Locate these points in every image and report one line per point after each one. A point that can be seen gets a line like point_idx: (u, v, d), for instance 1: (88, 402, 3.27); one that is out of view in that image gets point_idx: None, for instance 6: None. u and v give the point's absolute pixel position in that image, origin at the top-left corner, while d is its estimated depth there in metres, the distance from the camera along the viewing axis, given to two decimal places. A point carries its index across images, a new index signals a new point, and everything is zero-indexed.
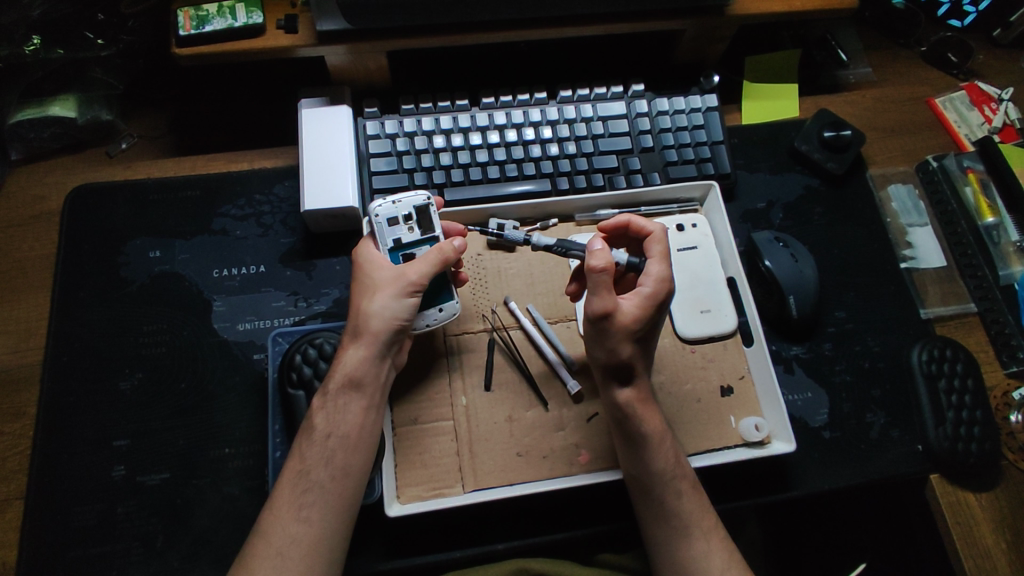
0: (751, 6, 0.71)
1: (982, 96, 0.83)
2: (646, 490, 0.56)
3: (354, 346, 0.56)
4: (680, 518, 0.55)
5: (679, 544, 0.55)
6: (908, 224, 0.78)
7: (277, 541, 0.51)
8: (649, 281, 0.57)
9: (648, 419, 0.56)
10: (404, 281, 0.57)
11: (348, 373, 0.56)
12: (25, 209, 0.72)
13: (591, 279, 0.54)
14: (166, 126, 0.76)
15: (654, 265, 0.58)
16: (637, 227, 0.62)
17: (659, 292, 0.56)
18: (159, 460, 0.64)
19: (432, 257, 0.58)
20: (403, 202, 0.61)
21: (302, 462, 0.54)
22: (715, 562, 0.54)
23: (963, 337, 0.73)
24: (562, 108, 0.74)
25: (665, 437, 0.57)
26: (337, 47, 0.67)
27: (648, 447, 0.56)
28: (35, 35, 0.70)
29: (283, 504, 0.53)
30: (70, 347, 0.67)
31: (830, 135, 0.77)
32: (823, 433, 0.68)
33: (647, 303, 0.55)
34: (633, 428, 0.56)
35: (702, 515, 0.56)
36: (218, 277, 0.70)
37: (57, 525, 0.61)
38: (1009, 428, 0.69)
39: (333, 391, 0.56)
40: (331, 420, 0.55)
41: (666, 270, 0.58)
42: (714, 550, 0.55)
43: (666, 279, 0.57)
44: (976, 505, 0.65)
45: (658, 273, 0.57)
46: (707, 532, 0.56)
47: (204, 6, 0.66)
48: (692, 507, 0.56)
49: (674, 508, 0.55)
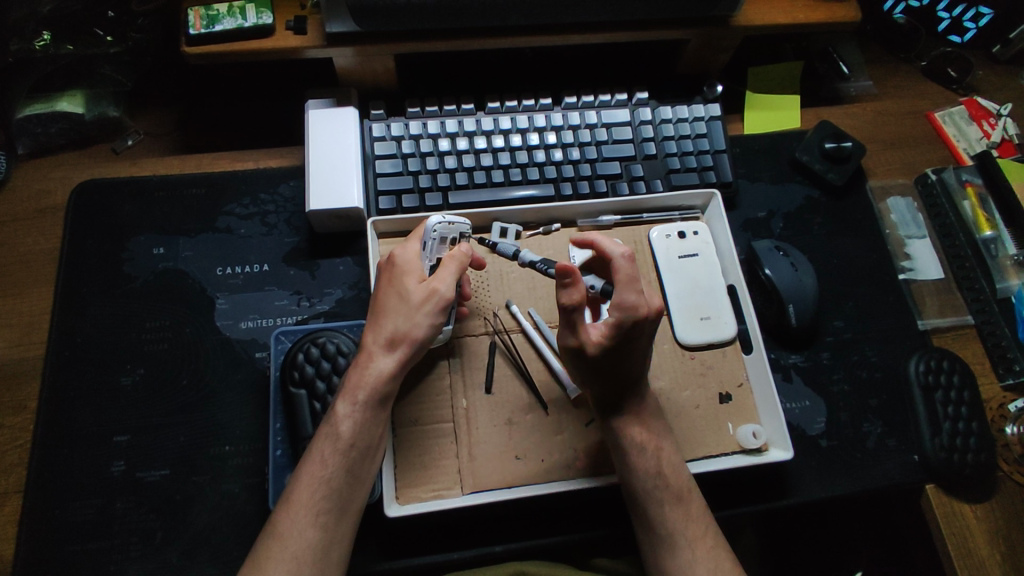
0: (754, 18, 0.72)
1: (980, 111, 0.84)
2: (635, 497, 0.57)
3: (383, 358, 0.56)
4: (666, 525, 0.56)
5: (664, 551, 0.56)
6: (907, 236, 0.79)
7: (293, 546, 0.51)
8: (612, 311, 0.53)
9: (630, 432, 0.58)
10: (437, 296, 0.57)
11: (378, 386, 0.55)
12: (31, 204, 0.72)
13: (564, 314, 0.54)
14: (173, 124, 0.76)
15: (623, 297, 0.53)
16: (600, 247, 0.58)
17: (625, 322, 0.53)
18: (159, 456, 0.64)
19: (454, 266, 0.58)
20: (456, 226, 0.62)
21: (324, 468, 0.53)
22: (700, 569, 0.54)
23: (960, 349, 0.74)
24: (566, 114, 0.74)
25: (660, 450, 0.58)
26: (346, 49, 0.68)
27: (635, 458, 0.57)
28: (45, 31, 0.70)
29: (301, 508, 0.52)
30: (74, 343, 0.67)
31: (831, 146, 0.78)
32: (820, 442, 0.69)
33: (615, 334, 0.54)
34: (620, 437, 0.58)
35: (688, 523, 0.56)
36: (222, 275, 0.70)
37: (55, 519, 0.61)
38: (1004, 439, 0.69)
39: (362, 402, 0.55)
40: (358, 431, 0.54)
41: (637, 297, 0.53)
42: (698, 558, 0.55)
43: (632, 306, 0.52)
44: (970, 516, 0.66)
45: (627, 306, 0.52)
46: (692, 540, 0.56)
47: (214, 5, 0.67)
48: (676, 515, 0.56)
49: (657, 515, 0.56)
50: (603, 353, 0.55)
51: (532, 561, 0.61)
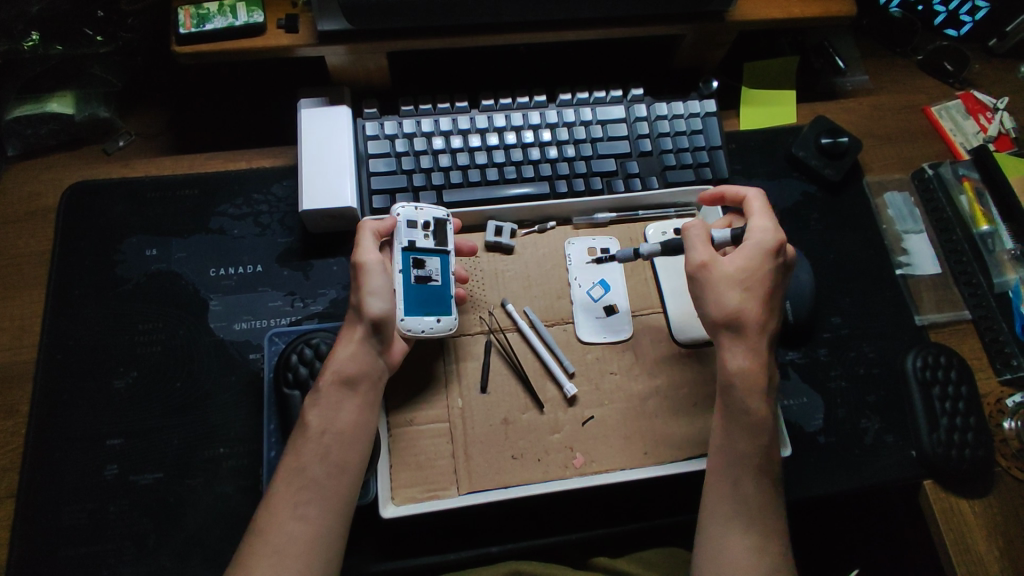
0: (749, 13, 0.71)
1: (977, 105, 0.83)
2: (728, 464, 0.54)
3: (343, 343, 0.58)
4: (747, 501, 0.53)
5: (731, 530, 0.52)
6: (903, 231, 0.78)
7: (274, 540, 0.51)
8: (758, 232, 0.60)
9: (749, 398, 0.55)
10: (359, 267, 0.58)
11: (336, 368, 0.56)
12: (22, 206, 0.71)
13: (688, 239, 0.60)
14: (164, 125, 0.76)
15: (754, 220, 0.61)
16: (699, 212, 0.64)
17: (767, 241, 0.59)
18: (152, 460, 0.63)
19: (365, 236, 0.59)
20: (425, 210, 0.63)
21: (298, 459, 0.54)
22: (765, 555, 0.52)
23: (957, 344, 0.73)
24: (561, 111, 0.74)
25: (765, 428, 0.55)
26: (338, 47, 0.67)
27: (747, 428, 0.55)
28: (34, 31, 0.69)
29: (280, 501, 0.52)
30: (66, 346, 0.66)
31: (828, 142, 0.77)
32: (817, 439, 0.69)
33: (750, 252, 0.58)
34: (736, 401, 0.55)
35: (764, 511, 0.53)
36: (215, 276, 0.70)
37: (48, 524, 0.61)
38: (1002, 434, 0.69)
39: (326, 389, 0.56)
40: (326, 417, 0.55)
41: (769, 224, 0.60)
42: (763, 544, 0.52)
43: (771, 228, 0.60)
44: (968, 511, 0.65)
45: (763, 226, 0.60)
46: (767, 525, 0.53)
47: (205, 4, 0.66)
48: (757, 498, 0.53)
49: (745, 490, 0.53)
50: (740, 272, 0.57)
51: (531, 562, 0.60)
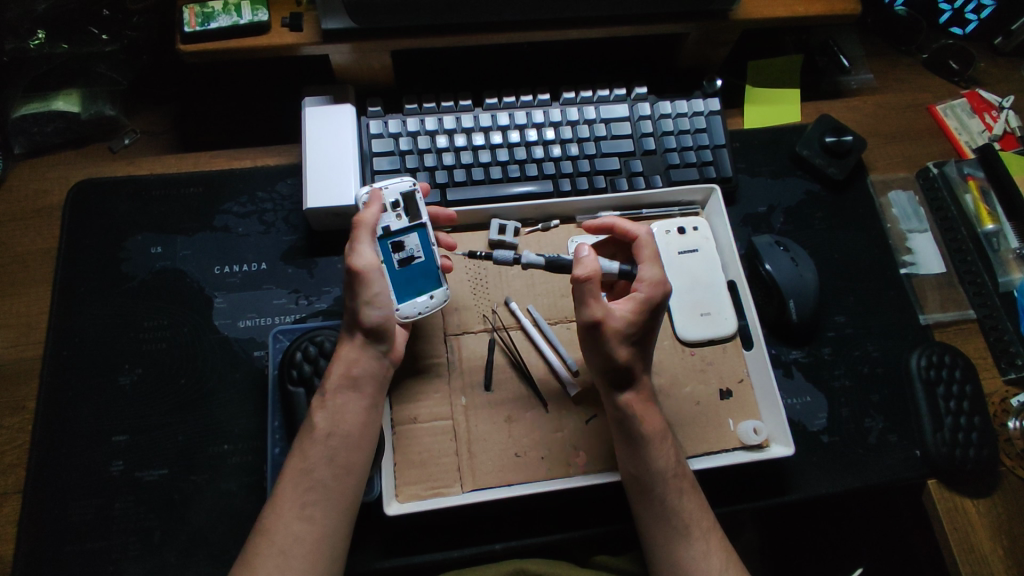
0: (754, 12, 0.71)
1: (982, 104, 0.83)
2: (647, 489, 0.56)
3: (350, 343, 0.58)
4: (681, 517, 0.56)
5: (678, 544, 0.55)
6: (908, 230, 0.78)
7: (280, 540, 0.51)
8: (644, 287, 0.57)
9: (646, 419, 0.57)
10: None
11: (346, 371, 0.57)
12: (29, 202, 0.72)
13: (578, 289, 0.54)
14: (169, 123, 0.76)
15: (645, 269, 0.58)
16: (623, 229, 0.63)
17: (656, 297, 0.57)
18: (158, 456, 0.64)
19: None
20: (390, 189, 0.62)
21: (305, 461, 0.54)
22: (714, 562, 0.55)
23: (962, 344, 0.73)
24: (564, 110, 0.74)
25: (664, 434, 0.57)
26: (342, 46, 0.67)
27: (649, 450, 0.56)
28: (41, 30, 0.70)
29: (281, 501, 0.53)
30: (72, 342, 0.67)
31: (831, 140, 0.77)
32: (821, 438, 0.68)
33: (641, 308, 0.56)
34: (633, 428, 0.56)
35: (699, 516, 0.56)
36: (220, 274, 0.70)
37: (55, 519, 0.61)
38: (1007, 434, 0.69)
39: (331, 390, 0.56)
40: (333, 419, 0.55)
41: (654, 271, 0.58)
42: (712, 550, 0.55)
43: (659, 281, 0.58)
44: (972, 511, 0.65)
45: (652, 277, 0.58)
46: (705, 532, 0.56)
47: (210, 3, 0.66)
48: (692, 506, 0.56)
49: (675, 507, 0.56)
50: (627, 330, 0.55)
51: (532, 558, 0.61)
